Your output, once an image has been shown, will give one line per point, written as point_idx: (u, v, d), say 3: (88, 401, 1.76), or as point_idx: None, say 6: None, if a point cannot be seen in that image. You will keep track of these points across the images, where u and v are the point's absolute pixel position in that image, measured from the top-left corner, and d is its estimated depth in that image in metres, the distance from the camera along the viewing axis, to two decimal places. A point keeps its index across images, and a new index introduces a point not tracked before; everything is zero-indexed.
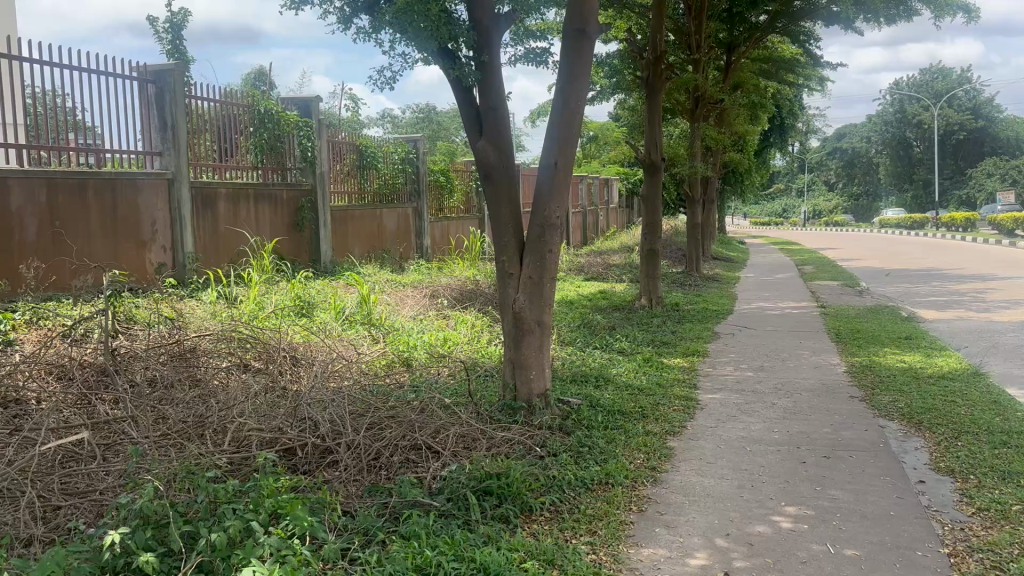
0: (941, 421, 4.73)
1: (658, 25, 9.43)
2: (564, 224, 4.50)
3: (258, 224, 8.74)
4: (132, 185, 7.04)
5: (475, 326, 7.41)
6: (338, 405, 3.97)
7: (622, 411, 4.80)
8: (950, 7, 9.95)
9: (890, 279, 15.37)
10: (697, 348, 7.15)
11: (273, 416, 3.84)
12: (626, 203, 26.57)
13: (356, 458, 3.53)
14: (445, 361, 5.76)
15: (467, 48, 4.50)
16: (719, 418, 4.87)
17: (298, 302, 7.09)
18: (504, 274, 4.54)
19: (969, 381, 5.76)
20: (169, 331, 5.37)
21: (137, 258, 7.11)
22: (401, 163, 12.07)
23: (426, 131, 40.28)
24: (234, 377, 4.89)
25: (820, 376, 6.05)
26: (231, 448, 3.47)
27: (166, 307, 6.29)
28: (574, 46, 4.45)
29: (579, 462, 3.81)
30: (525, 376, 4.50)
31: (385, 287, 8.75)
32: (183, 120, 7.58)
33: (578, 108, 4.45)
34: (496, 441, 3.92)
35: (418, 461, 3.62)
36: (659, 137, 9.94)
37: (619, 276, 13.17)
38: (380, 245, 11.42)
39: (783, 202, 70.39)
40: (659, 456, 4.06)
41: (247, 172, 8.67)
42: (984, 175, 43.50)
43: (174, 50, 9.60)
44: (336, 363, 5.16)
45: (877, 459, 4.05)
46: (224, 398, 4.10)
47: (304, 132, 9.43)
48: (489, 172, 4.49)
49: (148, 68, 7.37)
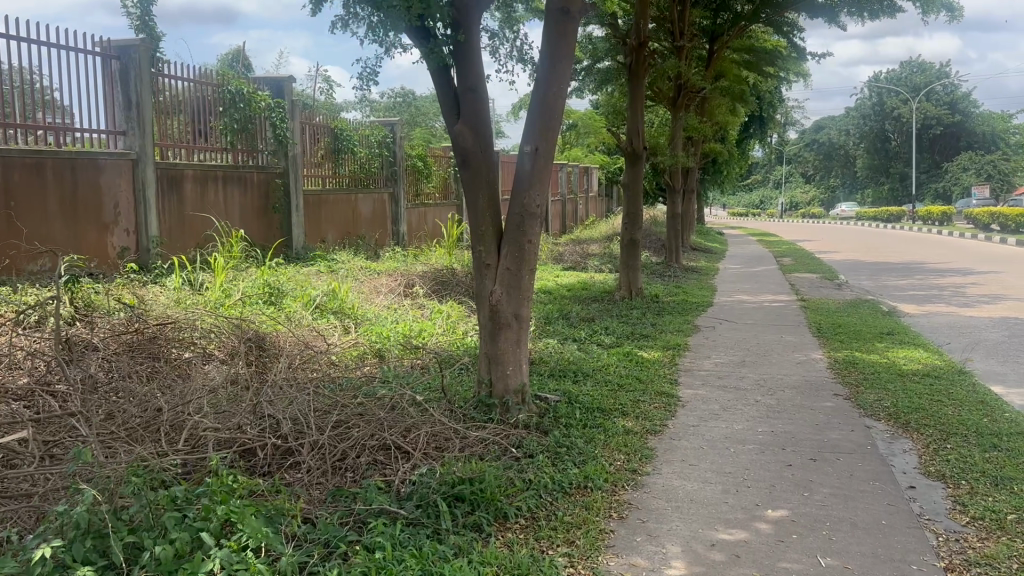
0: (929, 421, 4.60)
1: (643, 11, 9.23)
2: (544, 214, 4.30)
3: (226, 208, 8.46)
4: (93, 164, 6.74)
5: (451, 316, 7.21)
6: (303, 402, 3.76)
7: (601, 408, 4.63)
8: (936, 3, 9.80)
9: (868, 271, 15.33)
10: (678, 342, 7.00)
11: (233, 413, 3.61)
12: (605, 192, 26.41)
13: (320, 459, 3.33)
14: (420, 354, 5.55)
15: (445, 26, 4.25)
16: (701, 416, 4.71)
17: (267, 289, 6.86)
18: (481, 264, 4.33)
19: (953, 380, 5.65)
20: (129, 320, 5.10)
21: (98, 242, 6.82)
22: (378, 147, 11.79)
23: (405, 115, 39.96)
24: (195, 368, 4.65)
25: (803, 373, 5.91)
26: (185, 449, 3.23)
27: (127, 293, 6.00)
28: (558, 29, 4.27)
29: (557, 464, 3.63)
30: (501, 371, 4.28)
31: (359, 274, 8.52)
32: (149, 99, 7.27)
33: (560, 91, 4.25)
34: (470, 442, 3.72)
35: (386, 462, 3.41)
36: (642, 125, 9.70)
37: (599, 266, 13.01)
38: (355, 231, 11.16)
39: (760, 194, 70.77)
40: (639, 457, 3.89)
41: (217, 154, 8.38)
42: (959, 169, 44.05)
43: (141, 24, 9.18)
44: (304, 355, 4.94)
45: (865, 462, 3.90)
46: (182, 395, 3.86)
47: (276, 114, 9.12)
48: (466, 157, 4.27)
49: (111, 42, 7.04)
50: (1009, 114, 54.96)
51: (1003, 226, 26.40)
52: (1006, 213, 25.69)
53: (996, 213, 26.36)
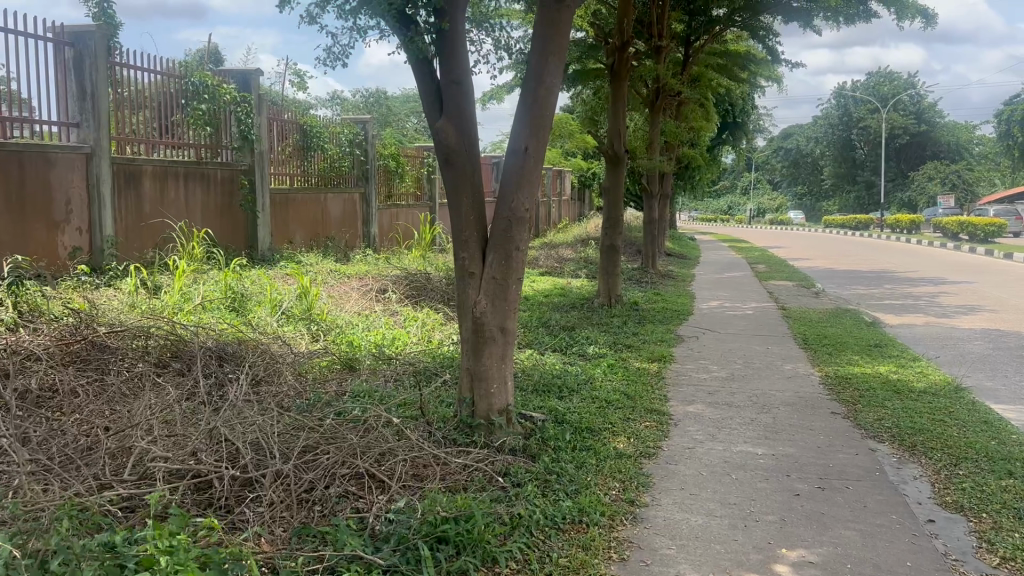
0: (937, 444, 4.34)
1: (625, 11, 8.94)
2: (532, 219, 3.97)
3: (187, 208, 8.02)
4: (44, 158, 6.28)
5: (427, 324, 6.85)
6: (266, 428, 3.40)
7: (590, 428, 4.30)
8: (911, 8, 9.62)
9: (841, 279, 15.24)
10: (664, 353, 6.70)
11: (186, 440, 3.24)
12: (577, 196, 26.18)
13: (284, 491, 2.97)
14: (394, 364, 5.21)
15: (427, 13, 3.89)
16: (696, 437, 4.40)
17: (230, 293, 6.47)
18: (464, 272, 3.97)
19: (951, 397, 5.42)
20: (77, 328, 4.71)
21: (47, 241, 6.35)
22: (349, 145, 11.39)
23: (375, 114, 39.52)
24: (147, 380, 4.27)
25: (796, 388, 5.65)
26: (130, 482, 2.88)
27: (78, 298, 5.59)
28: (551, 18, 3.92)
29: (548, 496, 3.29)
30: (485, 390, 3.94)
31: (328, 278, 8.13)
32: (106, 89, 6.83)
33: (552, 86, 3.92)
34: (453, 469, 3.37)
35: (359, 493, 3.05)
36: (623, 128, 9.40)
37: (575, 271, 12.74)
38: (324, 232, 10.75)
39: (728, 200, 71.20)
40: (636, 485, 3.57)
41: (178, 150, 7.95)
42: (925, 178, 44.52)
43: (100, 11, 8.49)
44: (269, 369, 4.59)
45: (877, 492, 3.63)
46: (130, 417, 3.49)
47: (242, 108, 8.68)
48: (450, 155, 3.89)
49: (65, 28, 6.58)
50: (974, 126, 55.80)
51: (970, 235, 26.55)
52: (973, 223, 25.81)
53: (964, 223, 26.50)
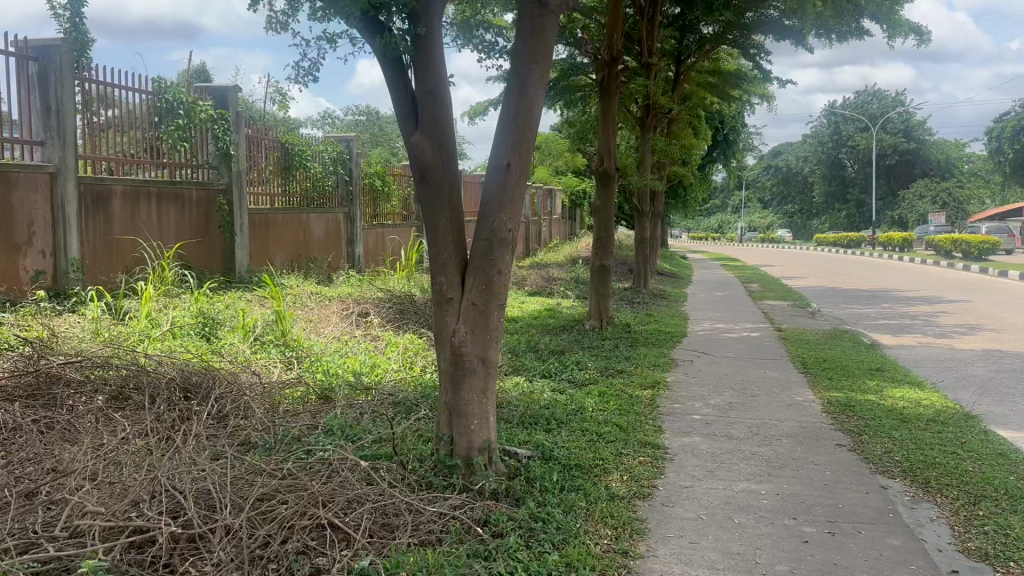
0: (951, 480, 4.03)
1: (613, 25, 8.65)
2: (516, 239, 3.66)
3: (160, 228, 7.70)
4: (4, 178, 5.97)
5: (408, 350, 6.53)
6: (221, 475, 3.09)
7: (579, 466, 3.99)
8: (905, 25, 9.44)
9: (837, 298, 14.98)
10: (658, 379, 6.40)
11: (128, 488, 2.92)
12: (568, 215, 25.98)
13: (235, 547, 2.65)
14: (372, 395, 4.91)
15: (401, 19, 3.58)
16: (694, 474, 4.09)
17: (202, 318, 6.15)
18: (441, 299, 3.66)
19: (961, 426, 5.11)
20: (27, 357, 4.40)
21: (7, 264, 6.01)
22: (333, 164, 11.09)
23: (365, 135, 39.33)
24: (100, 415, 3.95)
25: (798, 417, 5.36)
26: (59, 541, 2.56)
27: (37, 326, 5.25)
28: (535, 25, 3.63)
29: (532, 547, 2.96)
30: (465, 426, 3.64)
31: (308, 301, 7.82)
32: (72, 106, 6.52)
33: (535, 98, 3.62)
34: (426, 517, 3.04)
35: (320, 548, 2.73)
36: (613, 146, 9.13)
37: (565, 292, 12.44)
38: (306, 253, 10.44)
39: (719, 218, 71.28)
40: (630, 532, 3.26)
41: (150, 170, 7.63)
42: (915, 196, 44.50)
43: (71, 27, 8.18)
44: (237, 402, 4.27)
45: (892, 537, 3.32)
46: (70, 462, 3.16)
47: (219, 126, 8.36)
48: (426, 172, 3.59)
49: (28, 42, 6.30)
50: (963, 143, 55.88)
51: (964, 253, 26.37)
52: (967, 239, 25.57)
53: (957, 241, 26.32)
